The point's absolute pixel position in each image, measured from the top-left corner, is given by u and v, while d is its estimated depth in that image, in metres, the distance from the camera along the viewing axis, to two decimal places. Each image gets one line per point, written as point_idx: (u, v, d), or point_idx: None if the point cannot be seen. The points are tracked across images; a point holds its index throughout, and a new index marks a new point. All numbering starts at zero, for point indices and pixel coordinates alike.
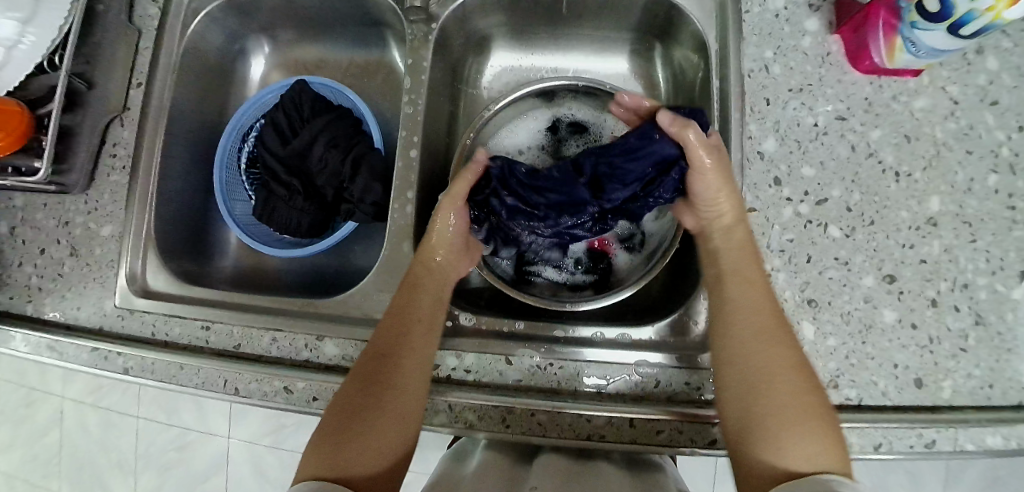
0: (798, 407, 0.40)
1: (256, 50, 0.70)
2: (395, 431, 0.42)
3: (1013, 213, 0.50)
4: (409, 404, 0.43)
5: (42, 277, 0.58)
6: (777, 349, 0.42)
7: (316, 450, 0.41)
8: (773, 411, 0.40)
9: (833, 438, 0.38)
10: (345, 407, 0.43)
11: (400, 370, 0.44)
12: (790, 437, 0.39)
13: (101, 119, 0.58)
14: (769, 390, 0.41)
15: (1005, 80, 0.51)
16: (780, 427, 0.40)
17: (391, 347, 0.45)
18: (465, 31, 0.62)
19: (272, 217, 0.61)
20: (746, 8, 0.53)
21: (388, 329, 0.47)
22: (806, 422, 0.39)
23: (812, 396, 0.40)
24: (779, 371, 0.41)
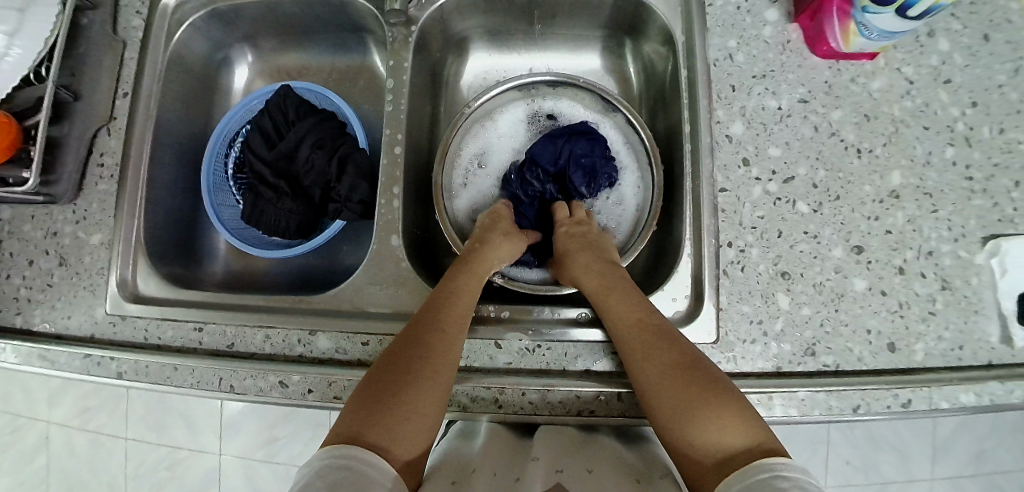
0: (676, 391, 0.42)
1: (239, 59, 0.72)
2: (432, 407, 0.42)
3: (971, 183, 0.53)
4: (443, 380, 0.44)
5: (31, 288, 0.58)
6: (640, 336, 0.46)
7: (352, 414, 0.40)
8: (666, 397, 0.42)
9: (740, 419, 0.40)
10: (378, 380, 0.42)
11: (440, 344, 0.45)
12: (711, 424, 0.40)
13: (88, 129, 0.58)
14: (638, 369, 0.45)
15: (957, 59, 0.54)
16: (668, 415, 0.42)
17: (439, 322, 0.47)
18: (444, 34, 0.64)
19: (261, 219, 0.62)
20: (709, 2, 0.55)
21: (426, 310, 0.48)
22: (730, 407, 0.40)
23: (694, 384, 0.42)
24: (643, 358, 0.45)
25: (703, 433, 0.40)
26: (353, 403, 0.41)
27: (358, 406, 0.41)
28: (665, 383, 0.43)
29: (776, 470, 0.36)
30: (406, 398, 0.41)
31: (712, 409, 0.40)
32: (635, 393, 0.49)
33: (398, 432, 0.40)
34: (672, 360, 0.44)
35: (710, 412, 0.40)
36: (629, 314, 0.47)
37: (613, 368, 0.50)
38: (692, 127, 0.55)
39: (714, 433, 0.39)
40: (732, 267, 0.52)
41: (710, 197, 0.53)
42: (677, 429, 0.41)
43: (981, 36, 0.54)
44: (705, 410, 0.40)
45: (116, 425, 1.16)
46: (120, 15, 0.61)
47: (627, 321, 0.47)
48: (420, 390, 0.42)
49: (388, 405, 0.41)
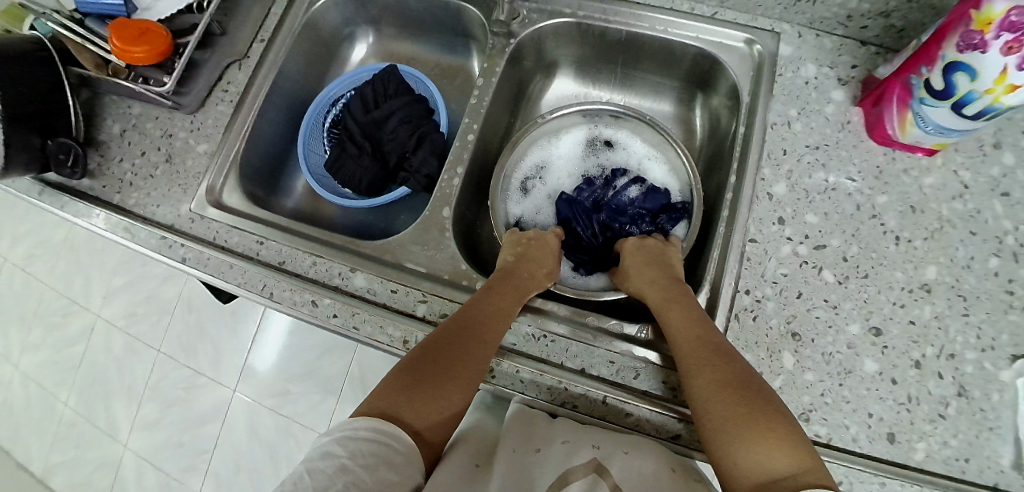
0: (722, 412, 0.43)
1: (361, 38, 0.82)
2: (459, 386, 0.46)
3: (1010, 297, 0.52)
4: (473, 374, 0.48)
5: (137, 175, 0.67)
6: (699, 346, 0.47)
7: (389, 387, 0.45)
8: (725, 408, 0.43)
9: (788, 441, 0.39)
10: (418, 364, 0.47)
11: (480, 342, 0.49)
12: (767, 446, 0.39)
13: (225, 60, 0.69)
14: (697, 376, 0.46)
15: (1020, 176, 0.54)
16: (723, 436, 0.42)
17: (485, 312, 0.52)
18: (538, 53, 0.72)
19: (340, 169, 0.72)
20: (780, 71, 0.59)
21: (465, 311, 0.52)
22: (786, 438, 0.40)
23: (746, 399, 0.43)
24: (700, 365, 0.46)
25: (752, 455, 0.39)
26: (391, 378, 0.46)
27: (395, 379, 0.45)
28: (718, 396, 0.43)
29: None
30: (436, 379, 0.46)
31: (764, 433, 0.40)
32: (621, 401, 0.51)
33: (421, 408, 0.44)
34: (733, 375, 0.44)
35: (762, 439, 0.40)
36: (686, 330, 0.49)
37: (606, 375, 0.52)
38: (737, 178, 0.58)
39: (754, 458, 0.39)
40: (745, 312, 0.53)
41: (739, 243, 0.55)
42: (719, 450, 0.42)
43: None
44: (757, 436, 0.40)
45: (153, 334, 1.27)
46: None
47: (687, 331, 0.49)
48: (448, 382, 0.46)
49: (419, 387, 0.45)
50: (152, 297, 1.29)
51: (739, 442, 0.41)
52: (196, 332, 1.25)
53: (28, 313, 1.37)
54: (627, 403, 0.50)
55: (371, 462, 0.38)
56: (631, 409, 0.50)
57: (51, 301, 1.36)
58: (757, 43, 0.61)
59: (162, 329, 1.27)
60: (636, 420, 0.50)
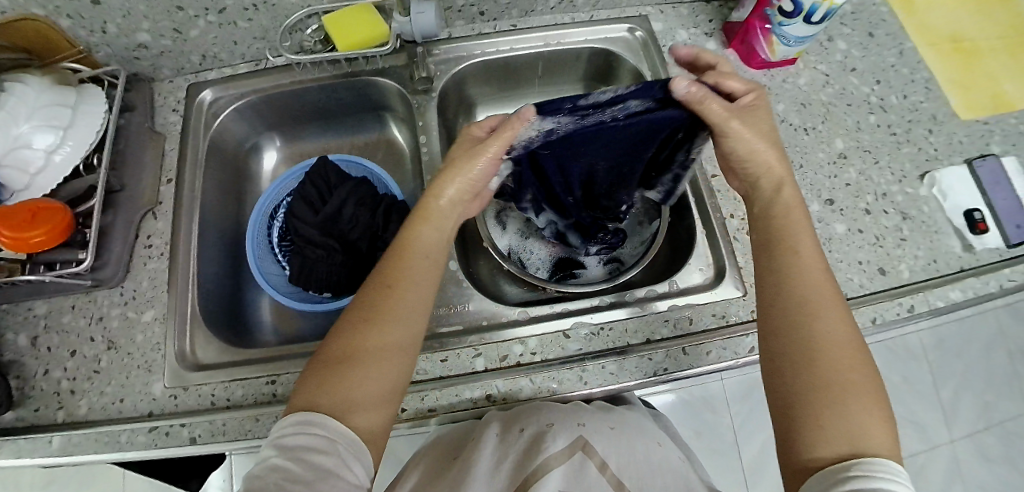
0: (829, 380, 0.43)
1: (268, 145, 0.78)
2: (387, 361, 0.44)
3: (895, 137, 0.68)
4: (395, 342, 0.45)
5: (76, 378, 0.56)
6: (824, 301, 0.46)
7: (312, 377, 0.43)
8: (843, 368, 0.43)
9: (883, 414, 0.42)
10: (344, 339, 0.44)
11: (402, 309, 0.47)
12: (868, 410, 0.41)
13: (135, 214, 0.61)
14: (823, 328, 0.45)
15: (855, 53, 0.73)
16: (826, 395, 0.42)
17: (396, 278, 0.48)
18: (457, 96, 0.76)
19: (311, 277, 0.65)
20: (663, 43, 0.72)
21: (378, 275, 0.49)
22: (875, 412, 0.42)
23: (861, 363, 0.44)
24: (835, 314, 0.46)
25: (854, 416, 0.41)
26: (314, 366, 0.44)
27: (317, 367, 0.44)
28: (829, 357, 0.44)
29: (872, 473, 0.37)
30: (361, 359, 0.43)
31: (862, 404, 0.42)
32: (699, 343, 0.55)
33: (347, 391, 0.42)
34: (853, 337, 0.45)
35: (854, 413, 0.41)
36: (810, 278, 0.48)
37: (670, 333, 0.56)
38: None
39: (844, 427, 0.40)
40: (739, 232, 0.62)
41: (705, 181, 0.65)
42: (811, 407, 0.42)
43: (867, 35, 0.74)
44: (852, 409, 0.41)
45: None
46: (158, 114, 0.68)
47: (813, 281, 0.47)
48: (377, 356, 0.44)
49: (343, 365, 0.43)
50: None
51: (834, 411, 0.41)
52: None
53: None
54: (704, 341, 0.55)
55: (307, 455, 0.37)
56: (707, 346, 0.55)
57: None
58: (637, 29, 0.73)
59: None
60: (717, 351, 0.55)
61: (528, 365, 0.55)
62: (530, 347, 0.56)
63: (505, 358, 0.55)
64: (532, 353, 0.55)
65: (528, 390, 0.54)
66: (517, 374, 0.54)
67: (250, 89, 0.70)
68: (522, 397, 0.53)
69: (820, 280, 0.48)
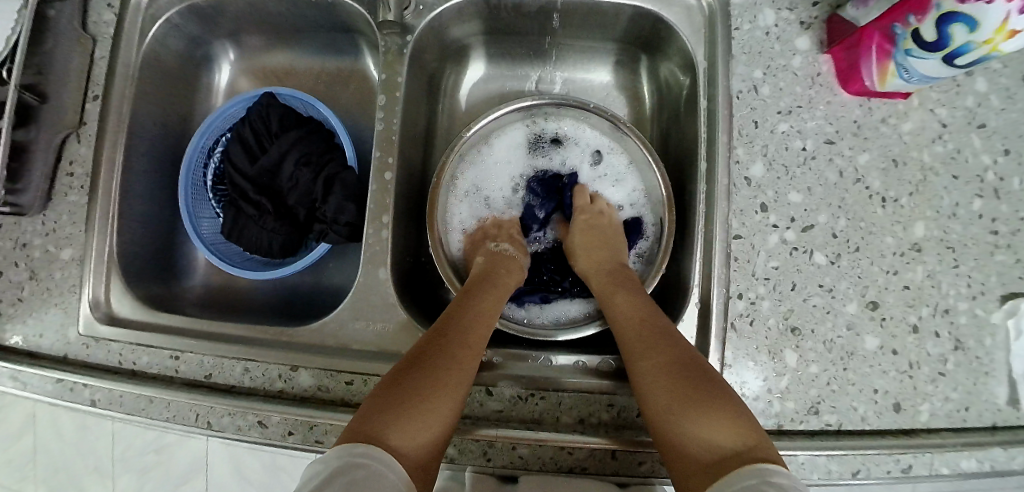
0: (682, 388, 0.40)
1: (221, 56, 0.66)
2: (448, 401, 0.40)
3: (996, 237, 0.50)
4: (457, 381, 0.41)
5: (1, 302, 0.55)
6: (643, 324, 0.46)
7: (368, 409, 0.38)
8: (659, 395, 0.41)
9: (732, 422, 0.38)
10: (402, 371, 0.41)
11: (462, 345, 0.43)
12: (711, 423, 0.38)
13: (56, 135, 0.54)
14: (640, 368, 0.43)
15: (994, 102, 0.51)
16: (655, 404, 0.41)
17: (467, 329, 0.45)
18: (443, 41, 0.59)
19: (242, 236, 0.58)
20: (735, 24, 0.51)
21: (443, 322, 0.45)
22: (726, 409, 0.39)
23: (676, 377, 0.41)
24: (654, 351, 0.43)
25: (690, 430, 0.38)
26: (373, 399, 0.39)
27: (375, 399, 0.39)
28: (650, 365, 0.43)
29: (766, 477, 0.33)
30: (427, 396, 0.39)
31: (705, 408, 0.39)
32: (630, 452, 0.47)
33: (405, 430, 0.37)
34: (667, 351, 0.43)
35: (707, 414, 0.38)
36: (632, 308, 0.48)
37: (608, 422, 0.48)
38: (707, 165, 0.51)
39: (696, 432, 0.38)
40: (739, 320, 0.49)
41: (722, 243, 0.49)
42: (670, 417, 0.40)
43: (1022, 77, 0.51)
44: (703, 409, 0.39)
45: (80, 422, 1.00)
46: (89, 9, 0.56)
47: (631, 304, 0.48)
48: (434, 398, 0.39)
49: (411, 405, 0.38)
50: None
51: (679, 419, 0.39)
52: None
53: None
54: (636, 453, 0.47)
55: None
56: (642, 457, 0.47)
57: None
58: None
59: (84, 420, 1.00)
60: (651, 466, 0.47)
61: None
62: None
63: None
64: None
65: None
66: None
67: None
68: None
69: (630, 309, 0.48)
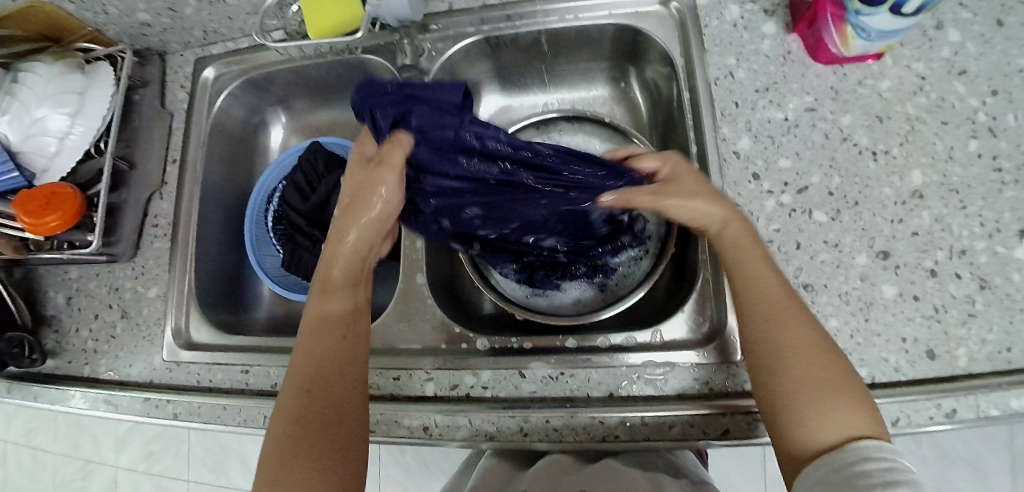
0: (819, 377, 0.39)
1: (274, 120, 0.77)
2: (342, 435, 0.44)
3: (1000, 174, 0.51)
4: (348, 399, 0.46)
5: (97, 339, 0.64)
6: (782, 298, 0.43)
7: (270, 466, 0.41)
8: (791, 385, 0.40)
9: (861, 406, 0.38)
10: (286, 416, 0.44)
11: (348, 359, 0.47)
12: (836, 414, 0.38)
13: (143, 193, 0.66)
14: (787, 332, 0.42)
15: (970, 49, 0.54)
16: (786, 365, 0.40)
17: (329, 360, 0.47)
18: (456, 80, 0.68)
19: (299, 265, 0.66)
20: (704, 23, 0.58)
21: (320, 336, 0.48)
22: (859, 402, 0.38)
23: (817, 351, 0.40)
24: (793, 321, 0.42)
25: (815, 421, 0.38)
26: (269, 453, 0.42)
27: (273, 456, 0.42)
28: (784, 328, 0.42)
29: (869, 454, 0.35)
30: (311, 443, 0.42)
31: (836, 398, 0.38)
32: (659, 416, 0.49)
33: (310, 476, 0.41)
34: (813, 338, 0.41)
35: (831, 401, 0.38)
36: (772, 292, 0.43)
37: (637, 391, 0.51)
38: (699, 146, 0.56)
39: (824, 422, 0.38)
40: None
41: None
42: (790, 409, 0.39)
43: (994, 23, 0.55)
44: (822, 399, 0.38)
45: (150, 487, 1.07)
46: (169, 91, 0.70)
47: (761, 283, 0.44)
48: (335, 423, 0.44)
49: (303, 448, 0.42)
50: (150, 447, 1.08)
51: (804, 411, 0.39)
52: (195, 467, 1.05)
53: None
54: (665, 416, 0.48)
55: None
56: (671, 420, 0.48)
57: (57, 468, 1.12)
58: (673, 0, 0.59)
59: (158, 480, 1.07)
60: (682, 429, 0.48)
61: (475, 400, 0.53)
62: (482, 381, 0.53)
63: (454, 388, 0.54)
64: (483, 387, 0.53)
65: (465, 428, 0.51)
66: (455, 413, 0.51)
67: (250, 66, 0.69)
68: (455, 437, 0.51)
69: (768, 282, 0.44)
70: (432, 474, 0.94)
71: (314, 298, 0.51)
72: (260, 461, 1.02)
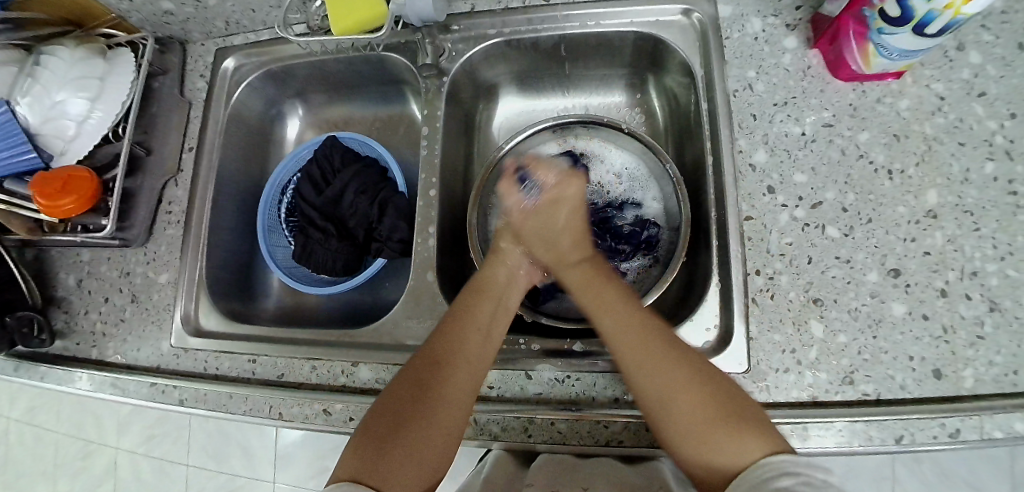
0: (697, 403, 0.43)
1: (291, 112, 0.78)
2: (435, 436, 0.44)
3: (1015, 198, 0.51)
4: (455, 401, 0.46)
5: (107, 323, 0.64)
6: (633, 328, 0.47)
7: (357, 453, 0.43)
8: (682, 413, 0.43)
9: (749, 424, 0.41)
10: (386, 407, 0.45)
11: (460, 360, 0.48)
12: (731, 437, 0.40)
13: (159, 179, 0.66)
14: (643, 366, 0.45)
15: (990, 72, 0.55)
16: (668, 395, 0.44)
17: (445, 356, 0.48)
18: (475, 81, 0.69)
19: (310, 258, 0.66)
20: (726, 34, 0.58)
21: (444, 332, 0.50)
22: (747, 420, 0.41)
23: (686, 371, 0.44)
24: (646, 350, 0.46)
25: (728, 447, 0.40)
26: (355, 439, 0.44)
27: (362, 440, 0.43)
28: (649, 356, 0.45)
29: (783, 470, 0.37)
30: (407, 436, 0.43)
31: (725, 420, 0.41)
32: None
33: (397, 468, 0.42)
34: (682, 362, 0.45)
35: (723, 423, 0.41)
36: (625, 325, 0.48)
37: None
38: (715, 157, 0.56)
39: (726, 446, 0.40)
40: (760, 294, 0.52)
41: (736, 226, 0.53)
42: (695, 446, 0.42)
43: (1016, 46, 0.55)
44: (716, 423, 0.41)
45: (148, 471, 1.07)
46: (187, 79, 0.70)
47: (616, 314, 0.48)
48: (431, 421, 0.45)
49: (399, 437, 0.43)
50: (150, 431, 1.08)
51: (703, 437, 0.42)
52: (194, 454, 1.06)
53: (18, 469, 1.16)
54: None
55: None
56: None
57: (57, 447, 1.13)
58: (695, 11, 0.59)
59: (157, 464, 1.07)
60: None
61: (481, 399, 0.53)
62: (489, 380, 0.53)
63: None
64: (489, 386, 0.53)
65: (471, 426, 0.52)
66: None
67: (270, 58, 0.69)
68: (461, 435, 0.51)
69: (629, 315, 0.48)
70: None
71: (465, 297, 0.53)
72: (260, 451, 1.03)
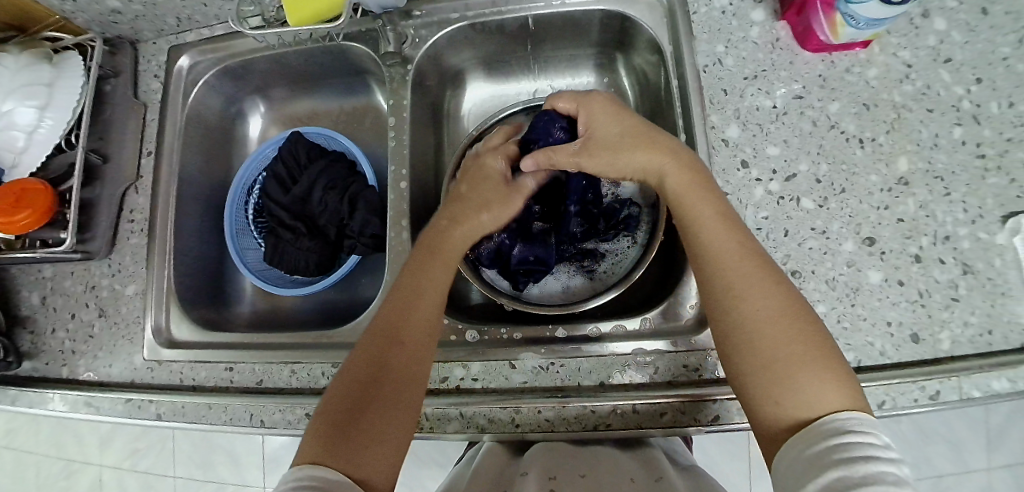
0: (782, 345, 0.39)
1: (253, 110, 0.75)
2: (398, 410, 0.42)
3: (982, 161, 0.52)
4: (411, 372, 0.44)
5: (76, 339, 0.62)
6: (728, 261, 0.44)
7: (318, 439, 0.39)
8: (767, 356, 0.39)
9: (835, 371, 0.38)
10: (343, 386, 0.43)
11: (412, 328, 0.46)
12: (814, 383, 0.37)
13: (119, 187, 0.63)
14: (736, 302, 0.42)
15: (954, 37, 0.55)
16: (754, 333, 0.40)
17: (398, 327, 0.46)
18: (441, 69, 0.67)
19: (282, 259, 0.65)
20: (693, 9, 0.57)
21: (395, 305, 0.48)
22: (830, 366, 0.38)
23: (772, 311, 0.41)
24: (736, 287, 0.42)
25: (806, 393, 0.37)
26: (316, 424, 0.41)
27: (322, 427, 0.40)
28: (741, 296, 0.42)
29: (850, 425, 0.35)
30: (367, 412, 0.41)
31: (808, 364, 0.38)
32: (651, 404, 0.49)
33: (363, 447, 0.39)
34: (772, 301, 0.41)
35: (804, 368, 0.38)
36: (718, 252, 0.44)
37: (630, 380, 0.50)
38: (688, 135, 0.56)
39: (802, 393, 0.37)
40: None
41: None
42: (766, 386, 0.39)
43: (978, 11, 0.55)
44: (797, 366, 0.38)
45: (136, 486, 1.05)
46: (142, 81, 0.67)
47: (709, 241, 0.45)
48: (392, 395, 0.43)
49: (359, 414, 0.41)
50: (135, 445, 1.06)
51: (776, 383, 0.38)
52: (182, 466, 1.04)
53: None
54: (656, 404, 0.49)
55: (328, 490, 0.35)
56: (663, 408, 0.49)
57: (38, 469, 1.10)
58: None
59: (145, 478, 1.05)
60: (672, 416, 0.48)
61: (466, 392, 0.52)
62: (472, 373, 0.52)
63: (444, 381, 0.53)
64: (473, 379, 0.52)
65: (457, 421, 0.51)
66: (446, 405, 0.51)
67: (228, 54, 0.67)
68: (447, 430, 0.51)
69: (716, 241, 0.45)
70: (424, 465, 0.94)
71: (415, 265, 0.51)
72: (250, 458, 1.01)
